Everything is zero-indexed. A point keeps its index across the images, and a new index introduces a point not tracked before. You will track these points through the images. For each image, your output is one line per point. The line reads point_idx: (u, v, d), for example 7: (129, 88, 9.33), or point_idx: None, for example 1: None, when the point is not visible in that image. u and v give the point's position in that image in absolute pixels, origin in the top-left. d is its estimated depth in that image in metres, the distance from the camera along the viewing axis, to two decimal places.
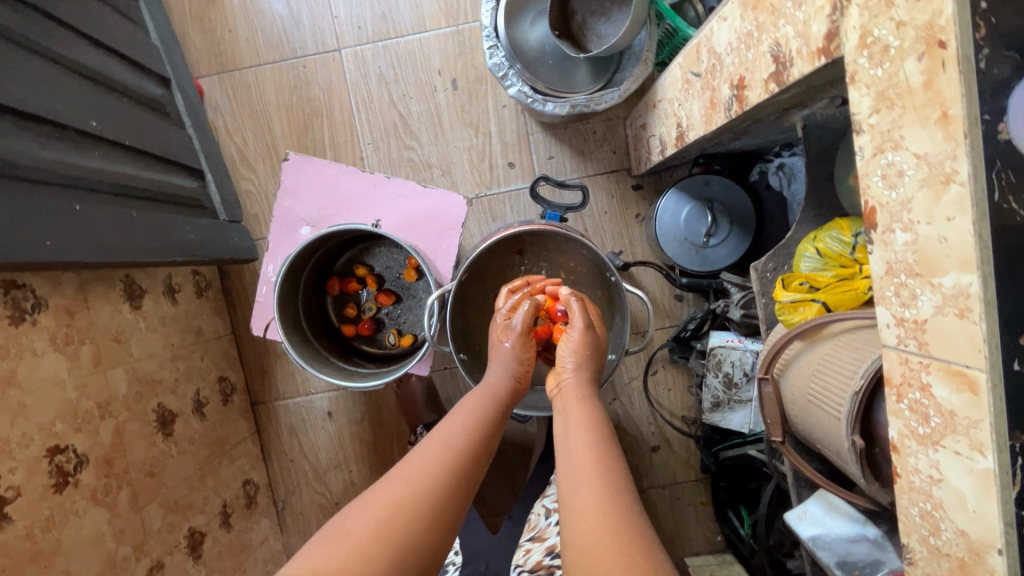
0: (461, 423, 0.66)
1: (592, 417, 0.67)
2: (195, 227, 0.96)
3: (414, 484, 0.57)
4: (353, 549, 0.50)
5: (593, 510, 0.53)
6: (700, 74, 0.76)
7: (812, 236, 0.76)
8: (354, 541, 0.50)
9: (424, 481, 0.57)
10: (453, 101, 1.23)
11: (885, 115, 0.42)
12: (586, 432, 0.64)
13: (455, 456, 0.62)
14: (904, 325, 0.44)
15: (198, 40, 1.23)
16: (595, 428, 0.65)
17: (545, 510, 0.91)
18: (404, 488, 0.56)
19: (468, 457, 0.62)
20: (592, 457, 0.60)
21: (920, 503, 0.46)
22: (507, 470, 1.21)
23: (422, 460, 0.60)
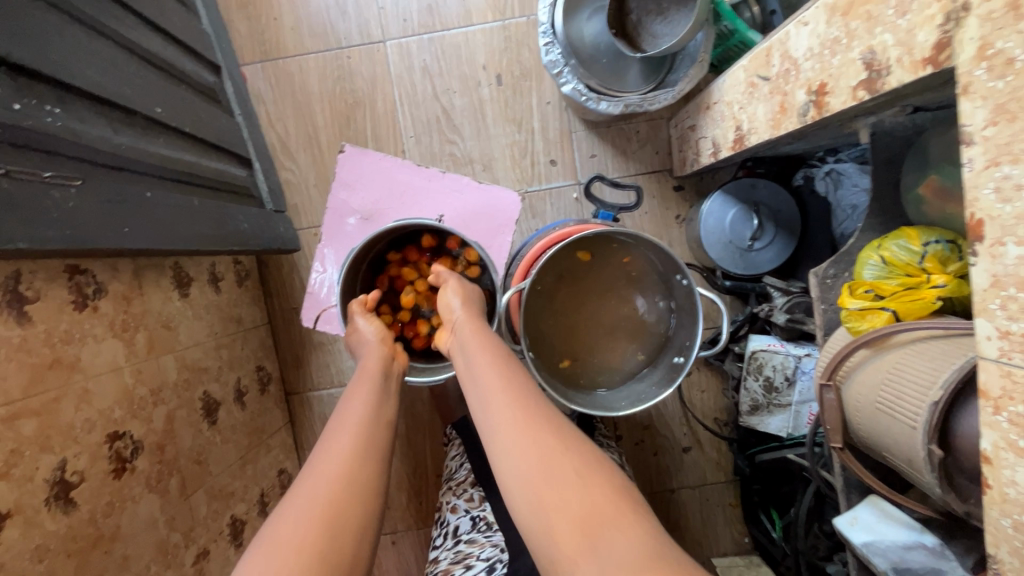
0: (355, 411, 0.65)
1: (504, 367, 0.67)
2: (247, 216, 0.96)
3: (331, 479, 0.56)
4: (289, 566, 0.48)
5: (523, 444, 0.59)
6: (769, 78, 0.76)
7: (876, 244, 0.75)
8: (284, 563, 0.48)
9: (339, 472, 0.57)
10: (497, 96, 1.23)
11: (1004, 129, 0.42)
12: (491, 368, 0.67)
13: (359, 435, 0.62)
14: (1010, 338, 0.44)
15: (242, 27, 1.22)
16: (497, 363, 0.68)
17: None
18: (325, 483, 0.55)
19: (366, 436, 0.63)
20: (505, 393, 0.64)
21: (1014, 514, 0.46)
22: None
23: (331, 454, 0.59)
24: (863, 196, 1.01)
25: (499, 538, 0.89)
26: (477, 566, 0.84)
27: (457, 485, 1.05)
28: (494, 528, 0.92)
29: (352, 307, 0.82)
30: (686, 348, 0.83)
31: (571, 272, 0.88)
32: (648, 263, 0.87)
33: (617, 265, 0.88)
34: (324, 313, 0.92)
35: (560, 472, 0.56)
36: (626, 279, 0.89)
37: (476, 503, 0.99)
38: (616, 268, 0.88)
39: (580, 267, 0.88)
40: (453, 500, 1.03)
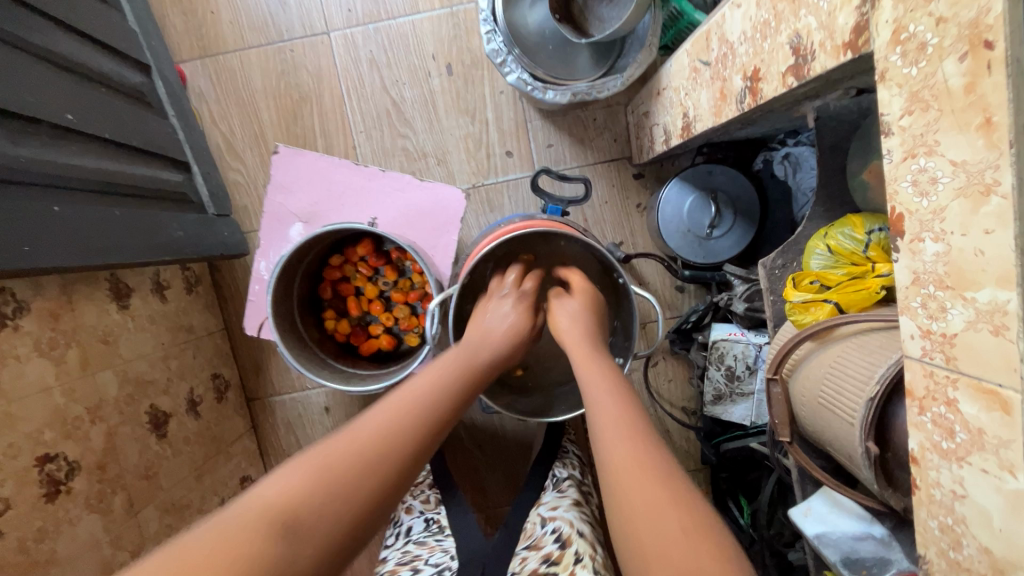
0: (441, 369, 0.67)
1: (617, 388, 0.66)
2: (182, 224, 0.92)
3: (392, 418, 0.57)
4: (330, 476, 0.49)
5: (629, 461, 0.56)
6: (709, 63, 0.73)
7: (823, 233, 0.73)
8: (317, 473, 0.49)
9: (407, 422, 0.57)
10: (448, 87, 1.19)
11: (919, 118, 0.40)
12: (602, 383, 0.67)
13: (440, 401, 0.61)
14: (931, 338, 0.42)
15: (178, 22, 1.17)
16: (610, 380, 0.68)
17: (541, 518, 0.89)
18: (389, 419, 0.57)
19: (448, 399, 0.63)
20: (627, 435, 0.59)
21: (940, 517, 0.45)
22: (507, 464, 1.20)
23: (407, 397, 0.61)
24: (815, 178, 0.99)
25: (449, 543, 0.91)
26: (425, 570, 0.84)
27: (413, 485, 1.05)
28: (445, 533, 0.94)
29: (290, 316, 0.79)
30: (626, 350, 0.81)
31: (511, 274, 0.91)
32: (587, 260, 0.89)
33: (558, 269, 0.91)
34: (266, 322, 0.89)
35: (651, 498, 0.51)
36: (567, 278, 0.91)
37: (432, 505, 1.00)
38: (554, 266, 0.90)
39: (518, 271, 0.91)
40: (407, 499, 1.02)
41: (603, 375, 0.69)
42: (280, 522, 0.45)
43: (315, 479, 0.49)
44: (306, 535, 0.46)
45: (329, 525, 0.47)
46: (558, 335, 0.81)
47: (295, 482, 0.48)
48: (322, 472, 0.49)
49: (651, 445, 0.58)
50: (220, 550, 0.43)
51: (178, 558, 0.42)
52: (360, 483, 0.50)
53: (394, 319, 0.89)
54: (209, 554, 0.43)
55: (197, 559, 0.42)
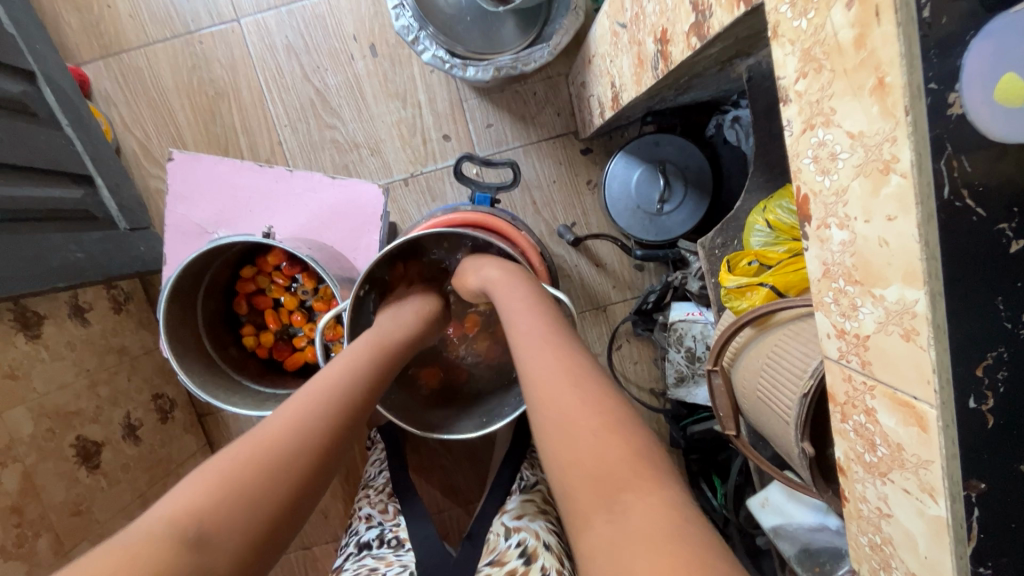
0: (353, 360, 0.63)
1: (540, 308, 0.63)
2: (82, 243, 0.87)
3: (304, 415, 0.52)
4: (242, 482, 0.44)
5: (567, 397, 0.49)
6: (626, 25, 0.65)
7: (762, 206, 0.67)
8: (224, 482, 0.43)
9: (323, 408, 0.54)
10: (374, 70, 1.10)
11: (813, 81, 0.32)
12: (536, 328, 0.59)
13: (361, 384, 0.60)
14: (845, 338, 0.36)
15: (73, 20, 1.07)
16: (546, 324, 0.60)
17: (505, 530, 0.84)
18: (259, 437, 0.48)
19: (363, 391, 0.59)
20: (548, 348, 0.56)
21: (869, 534, 0.40)
22: (475, 460, 1.15)
23: (315, 395, 0.55)
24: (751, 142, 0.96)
25: (408, 558, 0.85)
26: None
27: (374, 492, 0.98)
28: (406, 546, 0.87)
29: (195, 338, 0.73)
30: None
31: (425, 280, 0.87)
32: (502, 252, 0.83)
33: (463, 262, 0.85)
34: None
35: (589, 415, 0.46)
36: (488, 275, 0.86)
37: (390, 515, 0.93)
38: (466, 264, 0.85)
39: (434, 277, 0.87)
40: (365, 508, 0.95)
41: (536, 319, 0.61)
42: (182, 542, 0.39)
43: (223, 489, 0.43)
44: (218, 535, 0.40)
45: (246, 530, 0.42)
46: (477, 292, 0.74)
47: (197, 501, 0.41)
48: (231, 480, 0.43)
49: (575, 359, 0.54)
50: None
51: None
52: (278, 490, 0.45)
53: (313, 331, 0.82)
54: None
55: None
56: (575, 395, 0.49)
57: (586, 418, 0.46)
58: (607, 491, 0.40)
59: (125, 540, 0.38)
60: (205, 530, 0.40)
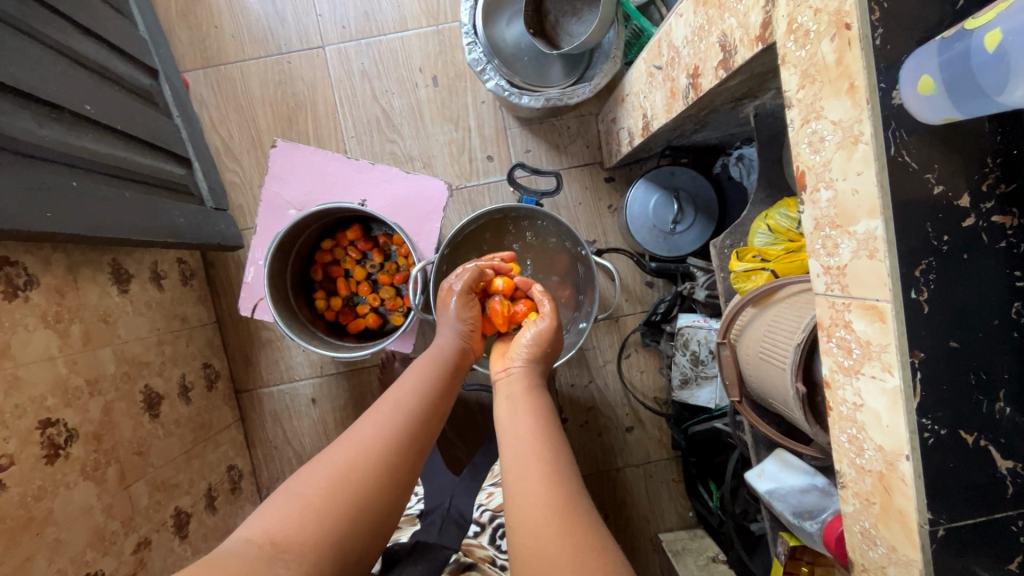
0: (412, 388, 0.72)
1: (538, 405, 0.72)
2: (184, 212, 1.00)
3: (364, 448, 0.62)
4: (308, 509, 0.56)
5: (541, 530, 0.54)
6: (661, 67, 0.83)
7: (764, 215, 0.83)
8: (292, 508, 0.56)
9: (375, 447, 0.63)
10: (434, 97, 1.29)
11: (809, 91, 0.49)
12: (531, 457, 0.62)
13: (413, 408, 0.69)
14: (829, 272, 0.51)
15: (183, 35, 1.26)
16: (539, 450, 0.63)
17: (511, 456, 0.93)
18: (325, 477, 0.59)
19: (418, 418, 0.69)
20: (544, 448, 0.64)
21: (848, 430, 0.52)
22: (476, 432, 1.16)
23: (375, 426, 0.65)
24: (754, 179, 1.15)
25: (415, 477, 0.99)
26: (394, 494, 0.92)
27: None
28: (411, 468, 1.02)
29: (282, 294, 0.86)
30: (587, 314, 0.93)
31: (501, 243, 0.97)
32: (543, 231, 0.96)
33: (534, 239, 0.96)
34: (260, 303, 0.96)
35: (561, 535, 0.53)
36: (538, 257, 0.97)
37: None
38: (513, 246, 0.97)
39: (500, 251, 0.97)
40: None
41: (536, 437, 0.65)
42: (260, 554, 0.52)
43: (294, 515, 0.55)
44: (282, 559, 0.52)
45: (313, 555, 0.54)
46: (533, 339, 0.82)
47: (274, 518, 0.55)
48: (298, 507, 0.56)
49: (559, 469, 0.61)
50: None
51: None
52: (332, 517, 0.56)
53: (376, 297, 0.95)
54: None
55: None
56: (555, 530, 0.54)
57: (554, 538, 0.53)
58: None
59: (226, 548, 0.53)
60: (277, 547, 0.53)
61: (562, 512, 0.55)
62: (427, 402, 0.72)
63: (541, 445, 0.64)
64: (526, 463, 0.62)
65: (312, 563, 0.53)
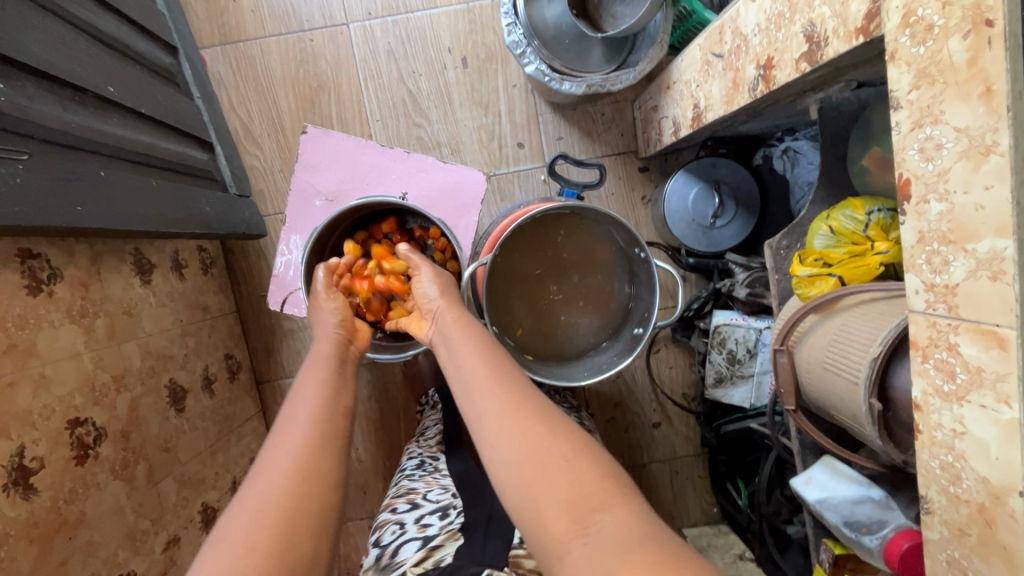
0: (316, 388, 0.65)
1: (468, 330, 0.70)
2: (210, 200, 0.95)
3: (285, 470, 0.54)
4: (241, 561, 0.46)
5: (521, 452, 0.55)
6: (723, 55, 0.78)
7: (825, 214, 0.79)
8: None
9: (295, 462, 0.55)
10: (462, 79, 1.23)
11: (925, 92, 0.45)
12: (483, 385, 0.62)
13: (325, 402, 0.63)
14: (934, 290, 0.47)
15: (200, 10, 1.19)
16: (483, 378, 0.63)
17: None
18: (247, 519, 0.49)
19: (332, 416, 0.62)
20: (480, 369, 0.65)
21: (941, 456, 0.50)
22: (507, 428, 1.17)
23: (286, 453, 0.56)
24: (815, 172, 1.03)
25: (447, 481, 0.91)
26: (426, 505, 0.84)
27: (424, 438, 1.07)
28: (441, 472, 0.95)
29: (317, 290, 0.83)
30: (646, 321, 0.87)
31: (556, 237, 0.91)
32: (601, 231, 0.90)
33: (591, 241, 0.91)
34: (290, 296, 0.92)
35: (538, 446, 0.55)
36: (591, 258, 0.93)
37: (433, 450, 1.01)
38: (567, 245, 0.91)
39: (554, 249, 0.92)
40: (414, 448, 1.04)
41: (478, 361, 0.65)
42: None
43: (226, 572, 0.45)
44: None
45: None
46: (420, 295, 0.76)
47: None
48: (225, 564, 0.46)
49: (501, 381, 0.63)
50: None
51: None
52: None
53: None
54: None
55: None
56: (527, 444, 0.56)
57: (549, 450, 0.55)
58: (579, 517, 0.50)
59: None
60: None
61: (526, 428, 0.57)
62: (335, 408, 0.64)
63: (485, 365, 0.65)
64: (475, 397, 0.62)
65: None
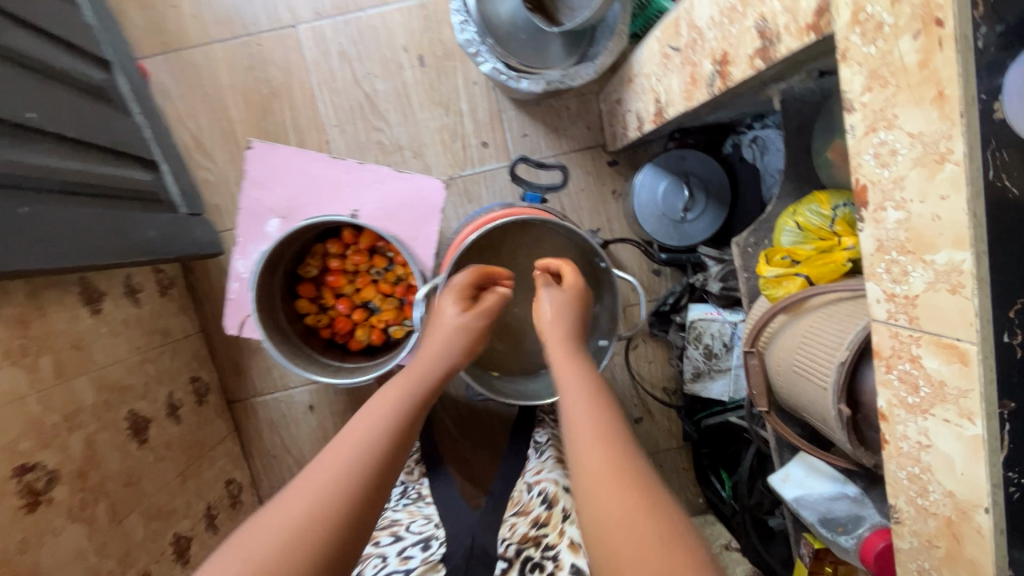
0: (387, 403, 0.62)
1: (580, 372, 0.65)
2: (155, 223, 0.91)
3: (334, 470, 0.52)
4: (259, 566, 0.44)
5: (611, 511, 0.48)
6: (680, 49, 0.75)
7: (791, 210, 0.77)
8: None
9: (345, 465, 0.52)
10: (421, 79, 1.18)
11: (878, 94, 0.42)
12: (582, 428, 0.57)
13: (400, 417, 0.60)
14: (894, 301, 0.45)
15: (137, 17, 1.13)
16: (590, 418, 0.57)
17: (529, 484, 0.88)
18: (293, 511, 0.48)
19: (396, 433, 0.58)
20: (588, 409, 0.59)
21: (908, 467, 0.48)
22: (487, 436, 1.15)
23: (338, 459, 0.53)
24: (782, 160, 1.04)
25: (430, 510, 0.88)
26: (409, 536, 0.82)
27: None
28: (425, 499, 0.90)
29: (272, 314, 0.80)
30: (608, 330, 0.86)
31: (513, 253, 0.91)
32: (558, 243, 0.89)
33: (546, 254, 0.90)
34: (247, 319, 0.89)
35: (621, 502, 0.48)
36: None
37: (415, 475, 0.97)
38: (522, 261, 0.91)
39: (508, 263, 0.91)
40: (394, 471, 0.99)
41: (585, 404, 0.60)
42: None
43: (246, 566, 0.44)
44: None
45: None
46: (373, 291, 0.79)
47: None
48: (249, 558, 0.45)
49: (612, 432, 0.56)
50: None
51: None
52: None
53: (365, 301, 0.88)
54: None
55: None
56: (615, 503, 0.48)
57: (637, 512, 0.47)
58: None
59: None
60: None
61: (621, 475, 0.50)
62: (401, 422, 0.60)
63: (589, 408, 0.59)
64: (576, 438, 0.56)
65: None
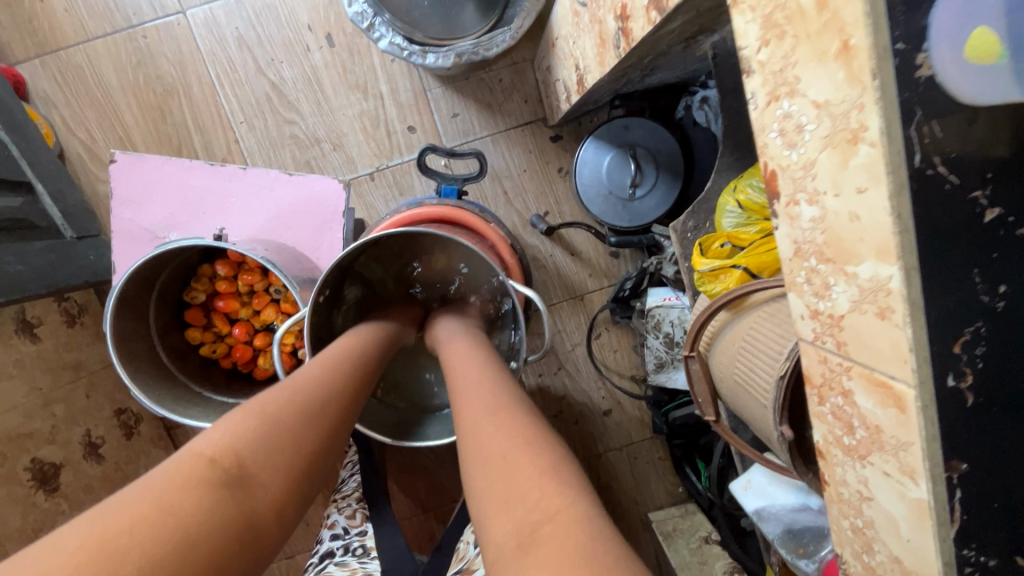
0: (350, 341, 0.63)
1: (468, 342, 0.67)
2: (23, 256, 0.82)
3: (315, 381, 0.53)
4: (262, 425, 0.44)
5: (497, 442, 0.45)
6: (587, 4, 0.63)
7: (732, 186, 0.66)
8: (111, 543, 0.32)
9: (327, 377, 0.54)
10: (331, 61, 1.06)
11: (775, 49, 0.31)
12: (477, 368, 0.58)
13: (362, 355, 0.61)
14: (819, 319, 0.34)
15: (4, 18, 1.01)
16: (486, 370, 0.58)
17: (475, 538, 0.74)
18: (270, 407, 0.47)
19: (365, 365, 0.60)
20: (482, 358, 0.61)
21: (851, 517, 0.38)
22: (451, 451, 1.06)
23: (311, 374, 0.54)
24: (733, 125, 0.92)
25: (373, 566, 0.76)
26: None
27: (340, 498, 0.88)
28: (371, 555, 0.78)
29: (149, 349, 0.73)
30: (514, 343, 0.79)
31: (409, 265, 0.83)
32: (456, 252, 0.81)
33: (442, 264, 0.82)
34: None
35: (502, 437, 0.45)
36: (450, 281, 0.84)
37: (358, 521, 0.83)
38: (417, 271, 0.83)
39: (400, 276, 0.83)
40: (331, 515, 0.85)
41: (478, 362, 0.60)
42: (226, 476, 0.39)
43: (249, 430, 0.43)
44: (253, 489, 0.40)
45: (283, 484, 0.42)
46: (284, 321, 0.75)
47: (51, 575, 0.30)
48: (259, 426, 0.44)
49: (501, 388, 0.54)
50: (155, 511, 0.34)
51: (109, 515, 0.34)
52: (219, 543, 0.36)
53: (261, 323, 0.80)
54: (134, 521, 0.33)
55: (134, 512, 0.34)
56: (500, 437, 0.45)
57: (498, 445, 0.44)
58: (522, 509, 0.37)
59: (154, 474, 0.38)
60: (241, 466, 0.40)
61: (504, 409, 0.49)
62: (366, 359, 0.61)
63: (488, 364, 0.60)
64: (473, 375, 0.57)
65: (277, 494, 0.41)
